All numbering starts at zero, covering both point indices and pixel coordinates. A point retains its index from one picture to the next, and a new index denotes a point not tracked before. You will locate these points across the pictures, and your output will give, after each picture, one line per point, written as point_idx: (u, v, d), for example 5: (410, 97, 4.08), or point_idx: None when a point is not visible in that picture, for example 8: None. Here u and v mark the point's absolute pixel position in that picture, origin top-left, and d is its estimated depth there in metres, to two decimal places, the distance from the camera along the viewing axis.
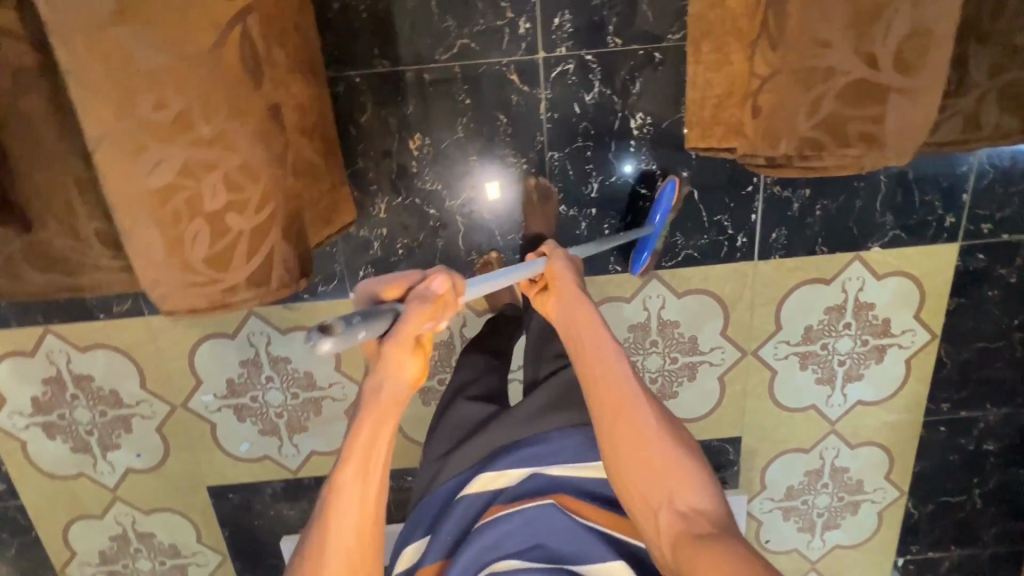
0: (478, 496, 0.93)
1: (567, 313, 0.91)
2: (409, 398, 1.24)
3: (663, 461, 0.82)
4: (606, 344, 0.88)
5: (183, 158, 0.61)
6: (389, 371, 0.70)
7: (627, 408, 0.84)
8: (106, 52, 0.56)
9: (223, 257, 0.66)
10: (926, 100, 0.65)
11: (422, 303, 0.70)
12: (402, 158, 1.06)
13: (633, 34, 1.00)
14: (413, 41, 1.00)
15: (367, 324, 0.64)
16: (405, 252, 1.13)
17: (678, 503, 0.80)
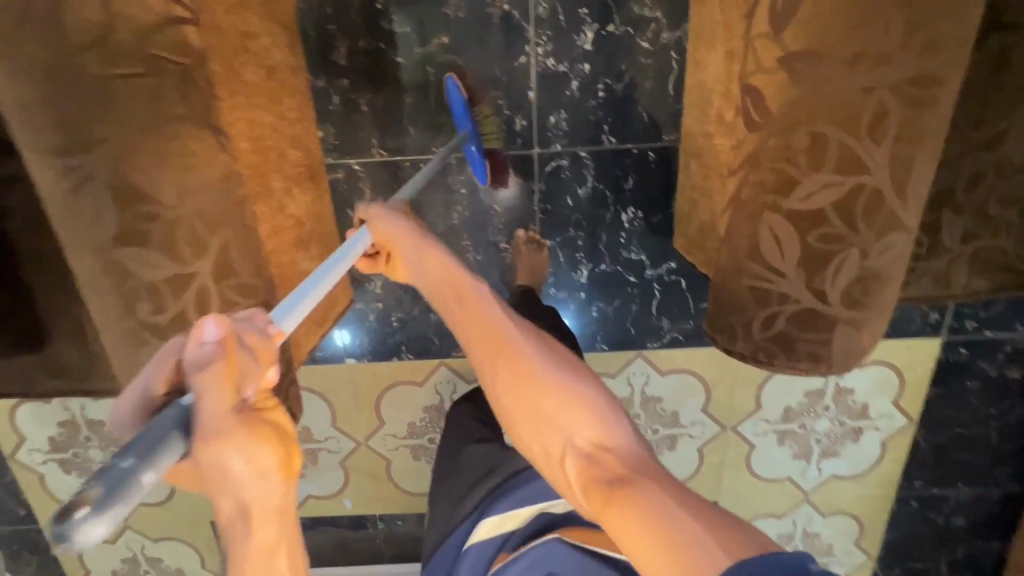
0: (487, 542, 0.74)
1: (419, 271, 0.68)
2: (400, 454, 1.30)
3: (552, 390, 0.53)
4: (457, 281, 0.64)
5: (179, 349, 0.54)
6: (222, 461, 0.33)
7: (507, 347, 0.57)
8: (103, 258, 0.50)
9: None
10: (876, 324, 0.53)
11: (195, 359, 0.32)
12: None
13: (628, 134, 1.01)
14: (410, 133, 1.01)
15: (148, 459, 0.27)
16: (399, 324, 1.17)
17: (583, 441, 0.50)
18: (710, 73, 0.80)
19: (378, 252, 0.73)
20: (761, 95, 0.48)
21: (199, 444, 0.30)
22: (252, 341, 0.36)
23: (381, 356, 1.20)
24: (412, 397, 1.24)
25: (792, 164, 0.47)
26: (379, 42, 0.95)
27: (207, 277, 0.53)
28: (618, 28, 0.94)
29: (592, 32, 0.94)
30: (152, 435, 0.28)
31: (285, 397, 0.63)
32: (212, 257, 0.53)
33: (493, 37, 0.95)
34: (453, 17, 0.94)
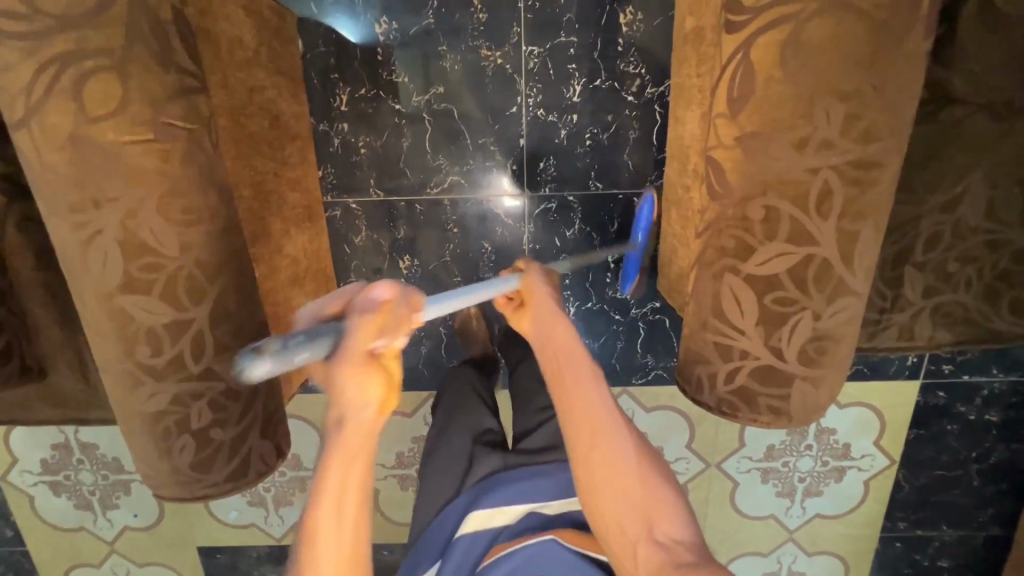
0: (476, 533, 0.70)
1: (541, 329, 0.72)
2: (388, 483, 1.31)
3: (644, 493, 0.60)
4: (573, 361, 0.67)
5: (173, 390, 0.57)
6: (350, 403, 0.49)
7: (582, 383, 0.65)
8: (108, 305, 0.53)
9: (205, 465, 0.61)
10: (832, 381, 0.56)
11: (364, 309, 0.50)
12: (391, 275, 1.12)
13: (613, 180, 1.06)
14: (406, 175, 1.06)
15: (307, 346, 0.47)
16: None
17: (657, 534, 0.58)
18: (687, 130, 0.85)
19: (513, 298, 0.79)
20: (720, 167, 0.52)
21: (336, 364, 0.48)
22: (401, 309, 0.52)
23: None
24: (401, 427, 1.26)
25: (748, 233, 0.51)
26: (377, 90, 1.01)
27: (202, 323, 0.56)
28: (604, 82, 1.00)
29: (580, 85, 1.00)
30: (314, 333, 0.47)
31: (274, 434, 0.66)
32: (207, 306, 0.56)
33: (486, 88, 1.01)
34: (448, 70, 1.00)
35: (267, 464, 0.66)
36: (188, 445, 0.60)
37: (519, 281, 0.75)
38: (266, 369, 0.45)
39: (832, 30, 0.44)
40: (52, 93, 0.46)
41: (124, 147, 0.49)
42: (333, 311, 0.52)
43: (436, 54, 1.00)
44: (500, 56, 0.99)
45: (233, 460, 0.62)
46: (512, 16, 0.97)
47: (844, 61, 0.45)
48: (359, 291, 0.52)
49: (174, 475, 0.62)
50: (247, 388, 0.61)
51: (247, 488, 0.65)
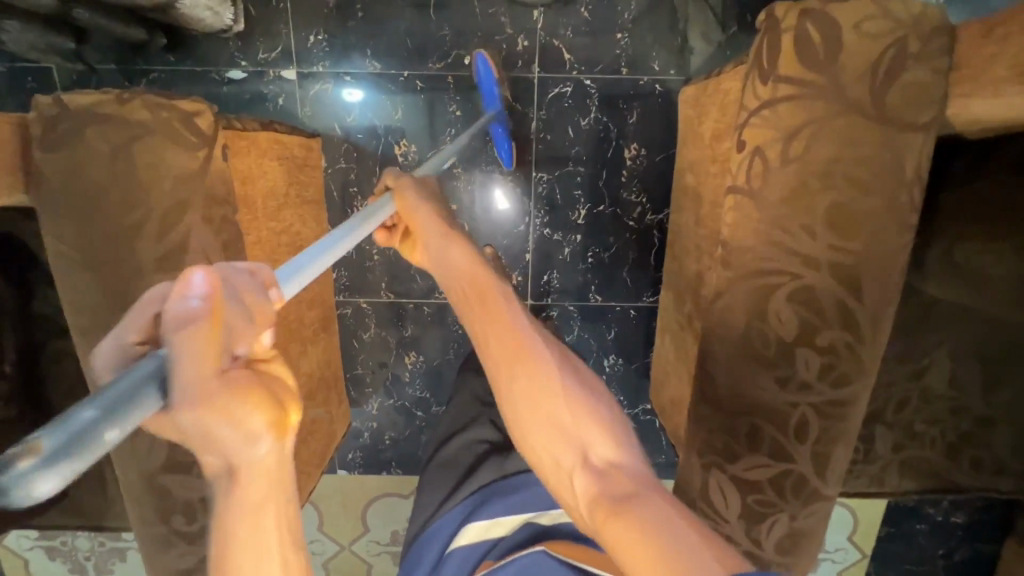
0: (469, 549, 0.50)
1: (435, 258, 0.55)
2: (381, 558, 1.26)
3: (555, 393, 0.43)
4: (479, 277, 0.51)
5: (203, 551, 0.61)
6: (228, 442, 0.26)
7: (492, 300, 0.49)
8: (150, 480, 0.58)
9: None
10: (805, 565, 0.62)
11: (185, 303, 0.24)
12: (395, 368, 1.17)
13: (612, 292, 1.11)
14: (416, 280, 1.12)
15: (121, 419, 0.22)
16: (392, 443, 1.21)
17: (588, 451, 0.40)
18: (681, 272, 0.92)
19: (392, 224, 0.63)
20: (710, 382, 0.58)
21: (185, 409, 0.24)
22: (246, 299, 0.28)
23: (373, 470, 1.22)
24: (398, 506, 1.23)
25: (734, 444, 0.57)
26: None
27: None
28: (607, 207, 1.06)
29: (585, 211, 1.06)
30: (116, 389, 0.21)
31: None
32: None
33: (496, 207, 1.06)
34: (461, 188, 1.05)
35: None
36: None
37: (397, 200, 0.59)
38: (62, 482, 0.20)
39: (812, 296, 0.51)
40: (116, 312, 0.51)
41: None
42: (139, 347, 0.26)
43: (450, 173, 1.04)
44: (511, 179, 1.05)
45: None
46: (525, 145, 1.03)
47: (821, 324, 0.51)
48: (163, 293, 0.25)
49: None
50: None
51: None
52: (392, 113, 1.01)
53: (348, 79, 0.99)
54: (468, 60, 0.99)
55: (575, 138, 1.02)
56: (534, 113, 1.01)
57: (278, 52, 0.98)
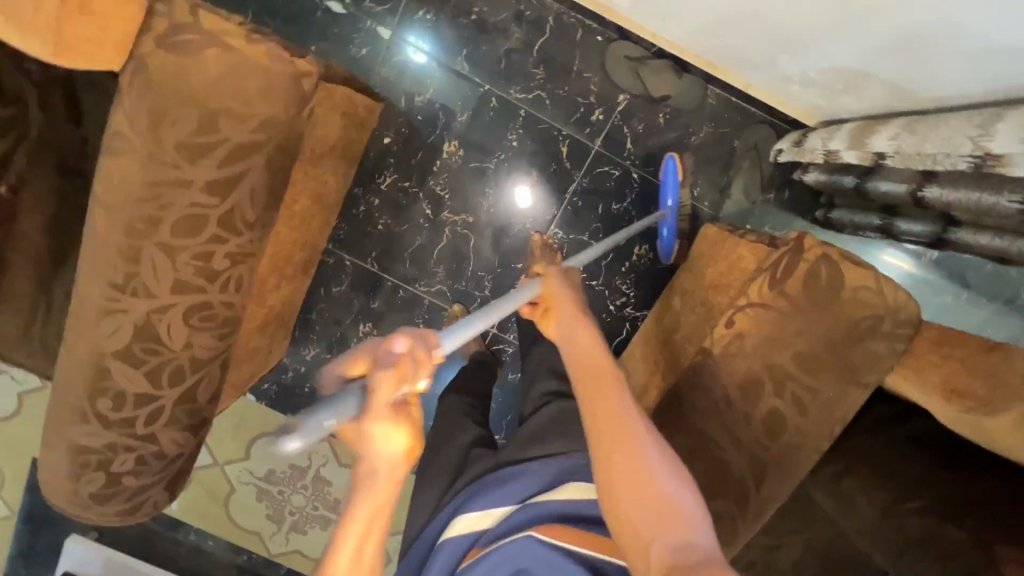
0: (461, 538, 0.63)
1: (563, 332, 0.59)
2: (246, 489, 1.32)
3: (653, 486, 0.44)
4: (583, 337, 0.57)
5: (113, 437, 0.63)
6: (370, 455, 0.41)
7: (618, 415, 0.48)
8: (97, 354, 0.59)
9: (103, 497, 0.66)
10: None
11: (384, 361, 0.40)
12: (347, 331, 1.19)
13: None
14: (405, 264, 1.14)
15: (333, 411, 0.38)
16: (309, 392, 1.25)
17: (664, 530, 0.43)
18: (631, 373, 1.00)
19: (536, 303, 0.67)
20: None
21: (367, 417, 0.39)
22: (394, 356, 0.40)
23: (279, 407, 1.26)
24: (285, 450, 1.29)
25: None
26: (419, 190, 1.09)
27: (166, 401, 0.63)
28: (599, 284, 1.12)
29: (579, 277, 1.11)
30: (332, 398, 0.38)
31: (173, 485, 0.71)
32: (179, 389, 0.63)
33: (505, 238, 1.10)
34: (485, 207, 1.09)
35: (154, 507, 0.71)
36: (95, 478, 0.66)
37: (540, 286, 0.64)
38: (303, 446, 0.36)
39: (725, 464, 0.59)
40: (150, 205, 0.53)
41: (184, 261, 0.56)
42: (352, 375, 0.41)
43: (482, 189, 1.08)
44: (531, 222, 1.10)
45: (127, 501, 0.68)
46: (556, 199, 1.08)
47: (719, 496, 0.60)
48: (371, 348, 0.41)
49: (68, 492, 0.67)
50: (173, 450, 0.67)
51: (127, 519, 0.70)
52: (457, 112, 1.05)
53: (416, 38, 1.02)
54: (546, 103, 1.04)
55: (601, 214, 1.09)
56: (577, 177, 1.07)
57: (385, 7, 1.01)
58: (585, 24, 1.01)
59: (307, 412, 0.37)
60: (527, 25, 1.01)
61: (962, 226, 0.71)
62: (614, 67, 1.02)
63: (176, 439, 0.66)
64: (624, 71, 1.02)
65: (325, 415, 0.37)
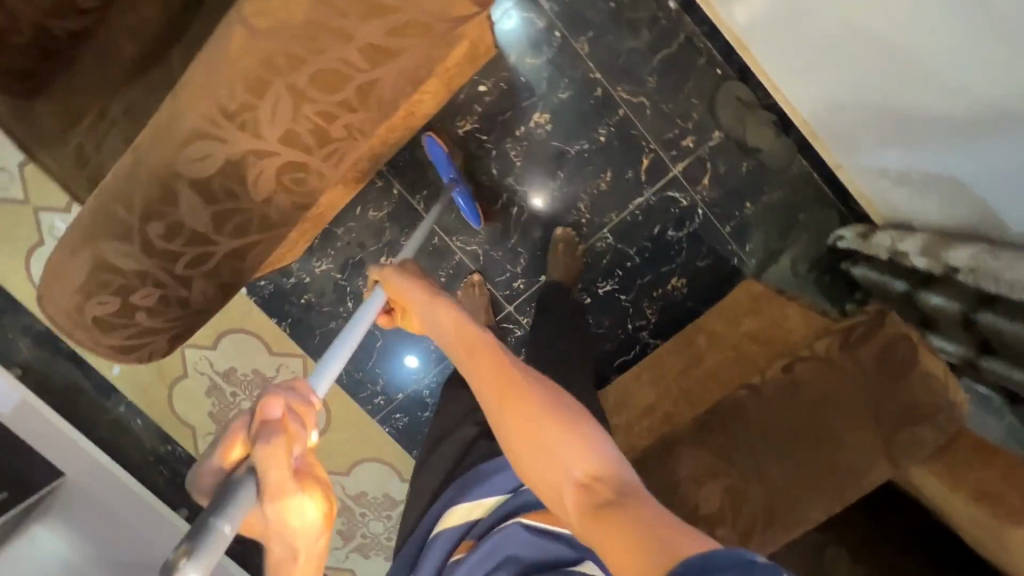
0: (452, 531, 0.62)
1: (424, 313, 0.62)
2: (198, 380, 1.27)
3: (540, 433, 0.47)
4: (468, 338, 0.54)
5: (146, 267, 0.59)
6: (284, 550, 0.37)
7: (499, 390, 0.50)
8: (168, 176, 0.55)
9: (107, 326, 0.62)
10: None
11: (263, 436, 0.35)
12: (368, 258, 1.17)
13: None
14: (450, 213, 1.11)
15: None
16: (304, 304, 1.21)
17: (572, 472, 0.46)
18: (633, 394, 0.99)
19: (394, 305, 0.76)
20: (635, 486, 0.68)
21: None
22: (310, 405, 0.50)
23: (268, 309, 1.22)
24: (253, 354, 1.26)
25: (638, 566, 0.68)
26: (494, 147, 1.07)
27: (219, 252, 0.60)
28: (626, 300, 1.14)
29: (610, 286, 1.13)
30: None
31: (177, 341, 0.67)
32: (234, 242, 0.60)
33: (558, 225, 1.11)
34: (548, 189, 1.09)
35: (150, 357, 0.67)
36: (105, 304, 0.61)
37: (384, 288, 0.71)
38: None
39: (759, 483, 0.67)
40: (301, 43, 0.50)
41: (305, 115, 0.53)
42: (233, 461, 0.36)
43: (554, 169, 1.08)
44: (587, 217, 1.10)
45: (130, 340, 0.63)
46: (619, 206, 1.10)
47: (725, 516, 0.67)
48: (311, 388, 0.51)
49: (70, 308, 0.61)
50: (199, 303, 0.63)
51: (116, 360, 0.66)
52: (560, 86, 1.04)
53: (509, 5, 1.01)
54: (646, 112, 1.04)
55: (655, 236, 1.11)
56: (646, 193, 1.09)
57: None
58: (713, 51, 1.01)
59: None
60: (658, 32, 1.01)
61: (996, 356, 0.75)
62: (722, 103, 1.03)
63: (207, 293, 0.63)
64: (729, 110, 1.03)
65: None
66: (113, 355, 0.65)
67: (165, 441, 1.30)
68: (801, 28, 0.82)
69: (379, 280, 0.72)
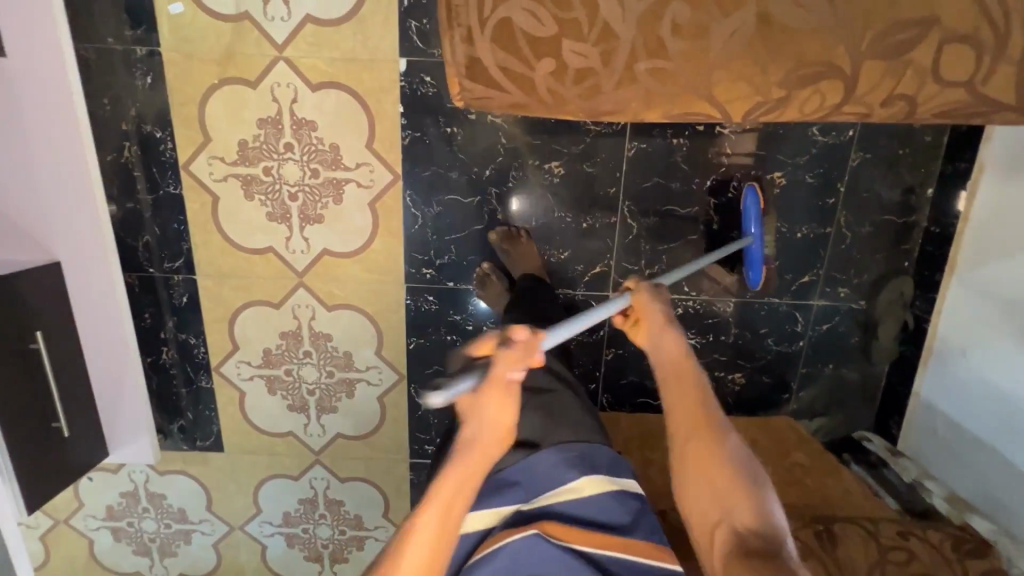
0: (471, 532, 0.78)
1: (654, 344, 0.81)
2: (267, 104, 1.03)
3: (732, 484, 0.67)
4: (691, 378, 0.76)
5: (604, 43, 0.70)
6: (481, 419, 0.65)
7: (705, 428, 0.71)
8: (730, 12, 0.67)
9: (517, 45, 0.71)
10: None
11: (506, 345, 0.64)
12: (542, 151, 1.06)
13: (613, 368, 1.19)
14: (643, 182, 1.08)
15: (453, 385, 0.59)
16: (446, 133, 1.05)
17: (735, 520, 0.65)
18: None
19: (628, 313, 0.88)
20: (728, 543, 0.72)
21: (489, 381, 0.63)
22: (484, 342, 0.65)
23: (408, 105, 1.03)
24: (348, 130, 1.04)
25: None
26: (724, 167, 1.07)
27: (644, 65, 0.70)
28: (694, 360, 1.19)
29: (693, 340, 1.17)
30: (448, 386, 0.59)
31: (518, 98, 0.76)
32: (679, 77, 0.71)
33: (703, 266, 1.13)
34: (727, 234, 1.11)
35: (479, 92, 0.76)
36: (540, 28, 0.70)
37: (625, 303, 0.83)
38: (443, 398, 0.58)
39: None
40: None
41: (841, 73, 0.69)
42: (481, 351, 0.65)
43: (745, 223, 1.10)
44: (728, 280, 1.14)
45: (511, 67, 0.73)
46: (758, 292, 1.14)
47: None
48: (502, 346, 0.64)
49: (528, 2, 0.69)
50: (578, 89, 0.73)
51: (475, 66, 0.74)
52: (813, 171, 1.06)
53: None
54: (841, 243, 1.11)
55: (757, 335, 1.17)
56: (783, 299, 1.15)
57: None
58: (919, 248, 1.11)
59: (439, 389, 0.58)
60: (905, 199, 1.08)
61: None
62: (887, 290, 1.13)
63: (599, 88, 0.73)
64: (887, 298, 1.14)
65: (462, 383, 0.60)
66: (484, 61, 0.73)
67: (161, 127, 1.05)
68: (986, 330, 1.01)
69: (630, 288, 0.86)
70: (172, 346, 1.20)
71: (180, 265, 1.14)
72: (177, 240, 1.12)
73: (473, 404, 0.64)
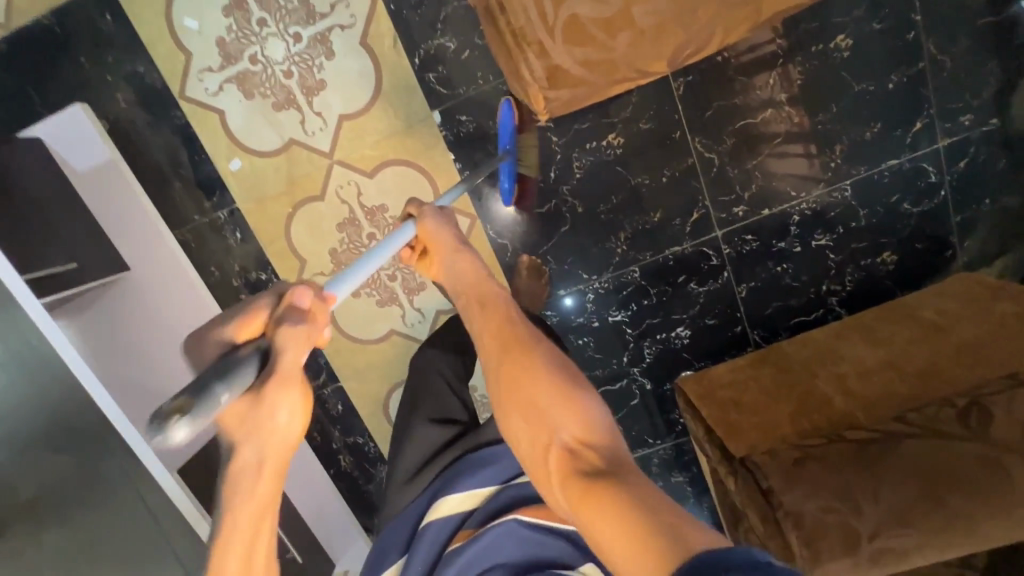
0: (449, 518, 0.70)
1: (449, 279, 0.73)
2: (339, 207, 1.10)
3: (552, 398, 0.60)
4: (491, 297, 0.70)
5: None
6: (265, 427, 0.44)
7: (519, 349, 0.65)
8: None
9: (581, 31, 0.74)
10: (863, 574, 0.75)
11: (288, 319, 0.46)
12: (594, 129, 1.05)
13: (753, 302, 1.13)
14: (705, 111, 1.03)
15: (231, 386, 0.39)
16: (500, 158, 1.06)
17: (565, 434, 0.57)
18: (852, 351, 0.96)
19: (413, 245, 0.78)
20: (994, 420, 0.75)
21: (277, 379, 0.43)
22: (248, 324, 0.46)
23: (456, 150, 1.06)
24: (413, 195, 1.09)
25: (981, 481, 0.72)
26: (781, 57, 1.00)
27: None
28: (834, 259, 1.10)
29: (823, 240, 1.09)
30: (226, 368, 0.40)
31: (590, 76, 0.80)
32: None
33: (803, 163, 1.05)
34: (813, 120, 1.03)
35: (550, 86, 0.80)
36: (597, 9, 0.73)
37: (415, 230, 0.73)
38: (186, 437, 0.35)
39: None
40: None
41: None
42: (246, 334, 0.46)
43: (828, 101, 1.02)
44: (835, 164, 1.05)
45: (577, 52, 0.76)
46: (873, 161, 1.05)
47: (870, 500, 0.74)
48: (282, 319, 0.46)
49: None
50: (644, 41, 0.77)
51: (541, 68, 0.78)
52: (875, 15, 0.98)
53: None
54: (941, 71, 1.00)
55: (891, 205, 1.07)
56: (903, 156, 1.04)
57: None
58: None
59: (183, 400, 0.36)
60: None
61: None
62: (1019, 94, 1.00)
63: (663, 30, 0.76)
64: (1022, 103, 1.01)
65: (226, 392, 0.38)
66: (552, 60, 0.77)
67: (263, 269, 1.14)
68: None
69: (414, 216, 0.74)
70: (346, 453, 1.27)
71: (324, 377, 1.22)
72: (313, 358, 1.20)
73: (255, 402, 0.42)
